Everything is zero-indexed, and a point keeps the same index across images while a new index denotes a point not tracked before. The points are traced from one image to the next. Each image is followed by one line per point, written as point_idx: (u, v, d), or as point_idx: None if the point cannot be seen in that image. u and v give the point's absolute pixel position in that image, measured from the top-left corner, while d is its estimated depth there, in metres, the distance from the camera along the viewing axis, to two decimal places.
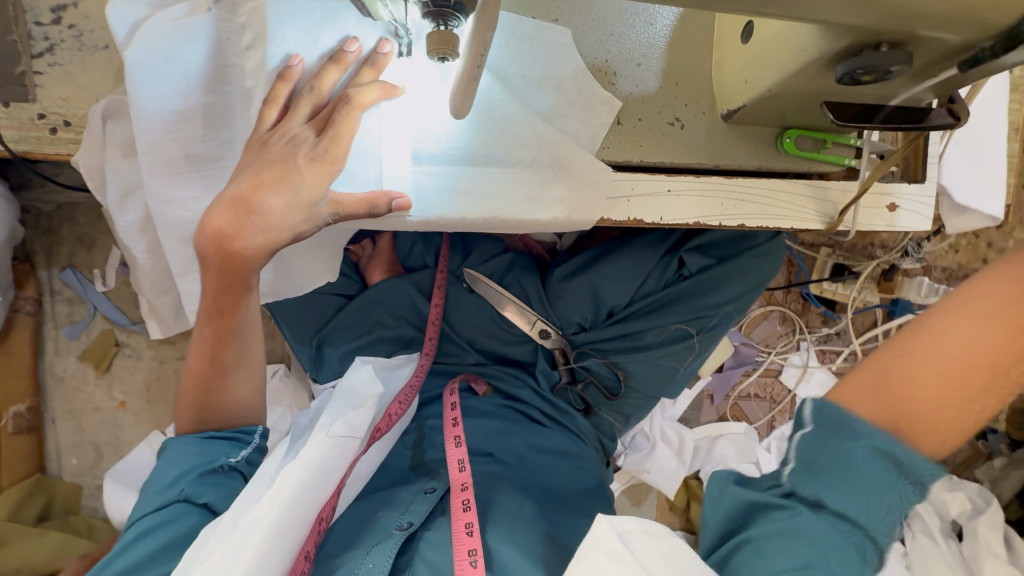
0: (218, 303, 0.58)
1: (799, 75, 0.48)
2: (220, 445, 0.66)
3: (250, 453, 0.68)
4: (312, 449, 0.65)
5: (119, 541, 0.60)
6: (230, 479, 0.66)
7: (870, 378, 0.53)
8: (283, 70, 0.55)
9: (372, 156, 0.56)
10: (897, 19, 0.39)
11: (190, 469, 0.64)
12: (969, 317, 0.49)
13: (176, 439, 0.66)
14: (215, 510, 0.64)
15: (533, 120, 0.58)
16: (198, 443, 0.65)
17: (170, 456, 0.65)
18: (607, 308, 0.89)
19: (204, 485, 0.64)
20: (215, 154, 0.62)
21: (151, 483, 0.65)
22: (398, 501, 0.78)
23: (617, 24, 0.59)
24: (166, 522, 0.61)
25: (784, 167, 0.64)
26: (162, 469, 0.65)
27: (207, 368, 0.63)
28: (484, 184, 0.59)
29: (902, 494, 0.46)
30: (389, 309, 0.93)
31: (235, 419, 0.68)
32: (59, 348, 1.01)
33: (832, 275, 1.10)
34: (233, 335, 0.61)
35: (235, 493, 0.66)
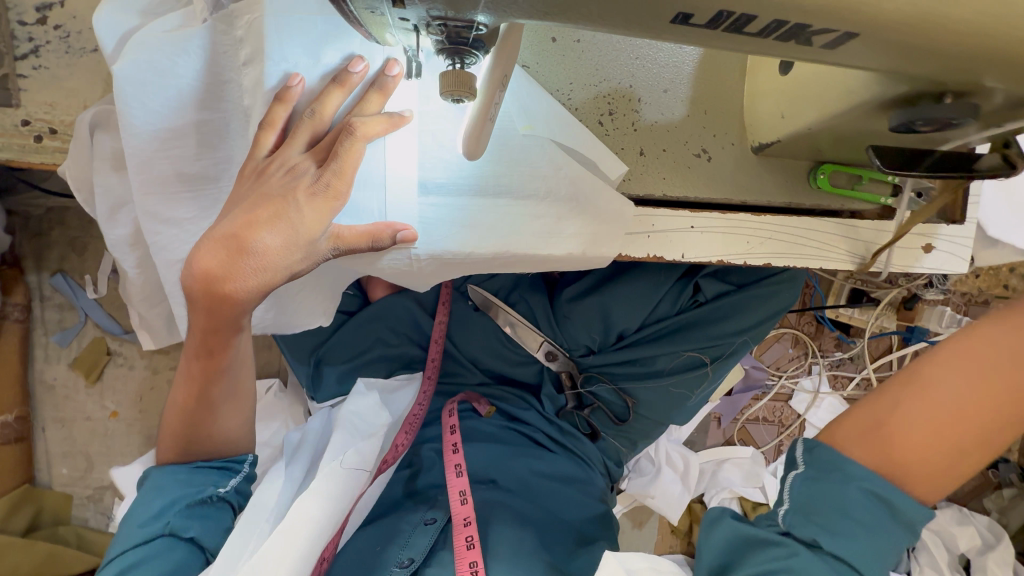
0: (214, 341, 0.55)
1: (846, 116, 0.45)
2: (209, 474, 0.63)
3: (239, 481, 0.66)
4: (325, 484, 0.70)
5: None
6: (218, 509, 0.63)
7: (856, 417, 0.43)
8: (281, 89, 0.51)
9: (374, 185, 0.52)
10: (967, 78, 0.34)
11: (175, 500, 0.60)
12: (976, 374, 0.41)
13: (160, 468, 0.63)
14: (201, 544, 0.61)
15: (552, 151, 0.53)
16: (187, 471, 0.62)
17: (153, 484, 0.61)
18: (616, 331, 0.85)
19: (189, 517, 0.60)
20: (213, 173, 0.58)
21: (130, 515, 0.61)
22: (398, 533, 0.75)
23: (643, 46, 0.54)
24: (149, 558, 0.57)
25: (815, 205, 0.60)
26: (144, 499, 0.61)
27: (198, 407, 0.60)
28: (495, 216, 0.55)
29: (895, 540, 0.39)
30: (391, 327, 0.90)
31: (226, 449, 0.66)
32: (49, 355, 0.98)
33: (850, 301, 1.05)
34: (229, 370, 0.59)
35: (224, 526, 0.64)
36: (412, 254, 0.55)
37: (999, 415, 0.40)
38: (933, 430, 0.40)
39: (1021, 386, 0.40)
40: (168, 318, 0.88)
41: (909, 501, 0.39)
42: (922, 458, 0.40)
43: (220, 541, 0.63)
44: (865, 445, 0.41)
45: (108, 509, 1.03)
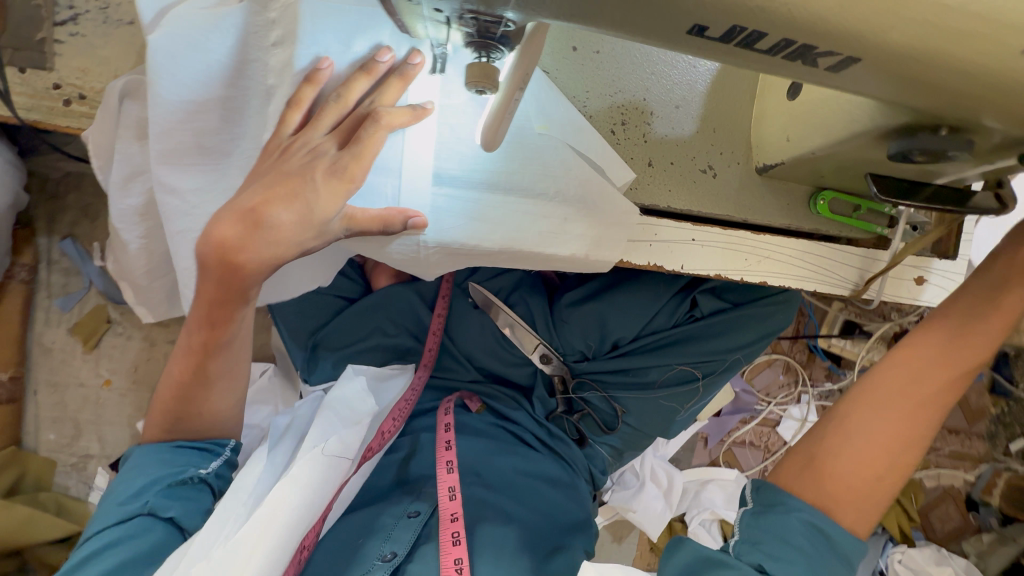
0: (220, 311, 0.56)
1: (848, 142, 0.46)
2: (190, 455, 0.64)
3: (219, 465, 0.67)
4: (306, 470, 0.71)
5: (77, 555, 0.57)
6: (198, 490, 0.65)
7: (796, 458, 0.50)
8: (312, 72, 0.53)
9: (392, 172, 0.54)
10: (966, 112, 0.36)
11: (157, 479, 0.62)
12: (878, 403, 0.49)
13: (142, 449, 0.64)
14: (180, 525, 0.62)
15: (565, 153, 0.55)
16: (168, 451, 0.64)
17: (135, 465, 0.63)
18: (612, 339, 0.86)
19: (169, 497, 0.62)
20: (228, 149, 0.60)
21: (110, 494, 0.62)
22: (380, 526, 0.75)
23: (658, 63, 0.57)
24: (127, 535, 0.58)
25: (813, 229, 0.62)
26: (125, 479, 0.62)
27: (193, 379, 0.61)
28: (504, 212, 0.56)
29: (832, 566, 0.45)
30: (391, 316, 0.91)
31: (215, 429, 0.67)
32: (49, 318, 0.99)
33: (842, 332, 1.08)
34: (224, 340, 0.59)
35: (202, 507, 0.65)
36: (421, 241, 0.56)
37: (904, 435, 0.48)
38: (855, 458, 0.47)
39: (914, 399, 0.48)
40: (171, 291, 0.90)
41: (845, 532, 0.45)
42: (853, 482, 0.47)
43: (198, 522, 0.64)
44: (804, 481, 0.48)
45: (91, 479, 1.02)
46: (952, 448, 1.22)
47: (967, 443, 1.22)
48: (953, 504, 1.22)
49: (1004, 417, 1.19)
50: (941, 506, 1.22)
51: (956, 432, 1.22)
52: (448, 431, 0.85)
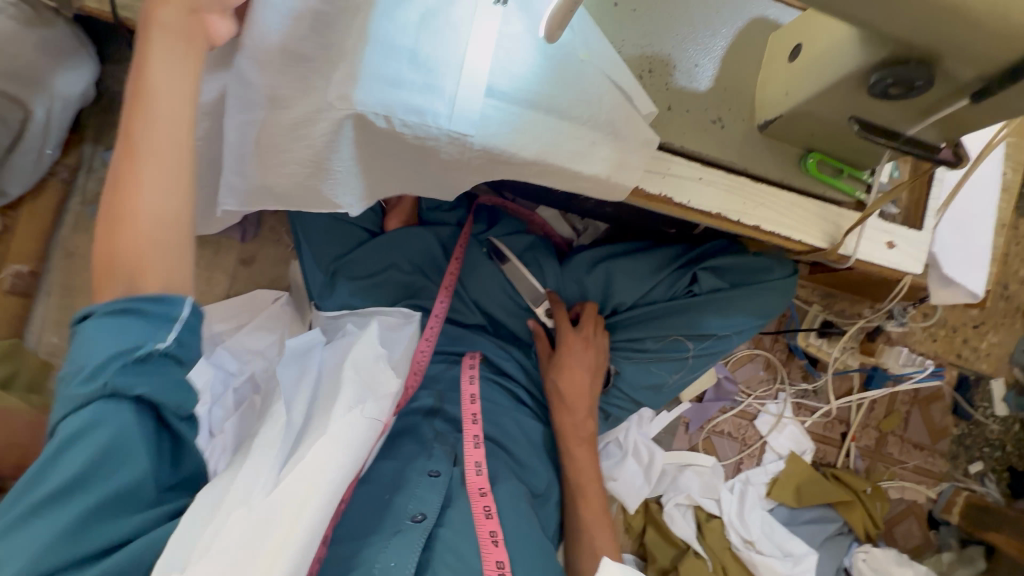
0: (167, 180, 0.60)
1: (835, 92, 0.57)
2: (139, 328, 0.55)
3: (178, 332, 0.58)
4: (340, 430, 0.71)
5: (47, 450, 0.54)
6: (163, 364, 0.57)
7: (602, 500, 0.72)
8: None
9: (450, 75, 0.62)
10: (929, 40, 0.46)
11: (108, 359, 0.54)
12: None
13: (100, 311, 0.56)
14: (104, 454, 0.54)
15: (600, 83, 0.64)
16: (117, 323, 0.55)
17: (88, 337, 0.55)
18: (612, 304, 0.97)
19: (132, 374, 0.55)
20: (305, 51, 0.66)
21: (67, 377, 0.56)
22: (404, 482, 0.78)
23: (683, 28, 0.68)
24: (95, 421, 0.54)
25: (804, 186, 0.70)
26: (80, 350, 0.55)
27: (102, 228, 0.59)
28: (542, 127, 0.65)
29: None
30: (406, 255, 0.97)
31: (153, 228, 0.59)
32: (77, 223, 1.03)
33: (821, 328, 1.16)
34: (167, 208, 0.60)
35: (173, 379, 0.57)
36: (466, 142, 0.64)
37: None
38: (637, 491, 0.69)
39: None
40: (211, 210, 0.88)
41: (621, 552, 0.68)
42: None
43: (171, 404, 0.57)
44: None
45: None
46: (917, 463, 1.26)
47: (931, 460, 1.27)
48: (915, 520, 1.26)
49: (964, 439, 1.27)
50: (903, 522, 1.25)
51: (920, 448, 1.26)
52: (472, 405, 0.89)
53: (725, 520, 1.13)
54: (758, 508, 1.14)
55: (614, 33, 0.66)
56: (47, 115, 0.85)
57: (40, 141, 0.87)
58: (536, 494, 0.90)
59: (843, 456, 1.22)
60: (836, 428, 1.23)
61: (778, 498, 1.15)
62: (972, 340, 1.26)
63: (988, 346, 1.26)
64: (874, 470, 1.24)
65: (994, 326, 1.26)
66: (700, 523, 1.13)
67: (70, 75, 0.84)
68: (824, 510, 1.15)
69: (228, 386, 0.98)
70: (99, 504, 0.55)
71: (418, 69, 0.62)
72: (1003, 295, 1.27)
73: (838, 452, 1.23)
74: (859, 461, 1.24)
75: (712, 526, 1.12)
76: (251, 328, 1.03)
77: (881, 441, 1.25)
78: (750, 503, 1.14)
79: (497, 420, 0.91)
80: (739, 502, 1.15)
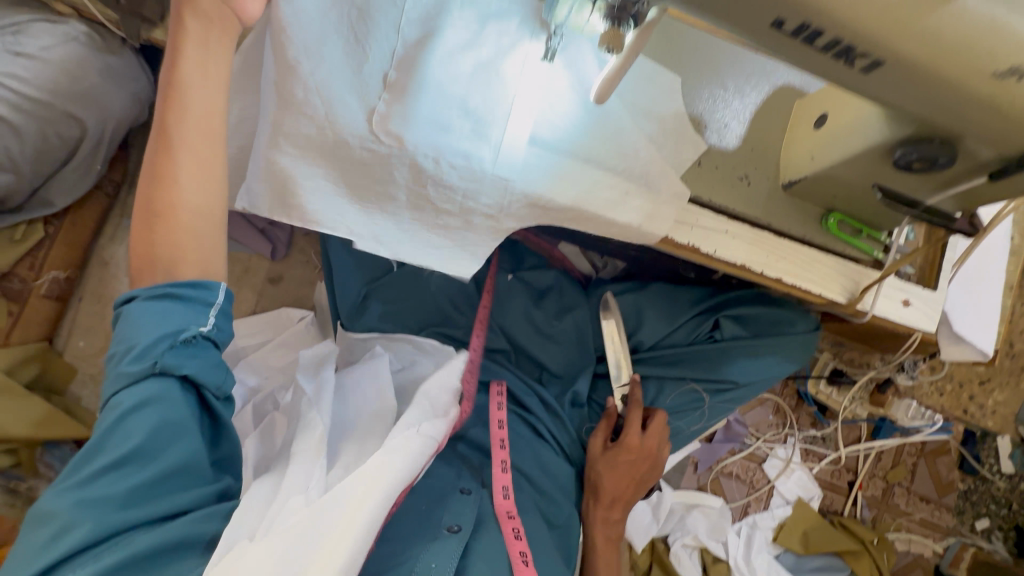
0: (208, 174, 0.65)
1: (859, 159, 0.61)
2: (185, 315, 0.62)
3: (217, 318, 0.65)
4: (404, 443, 0.73)
5: (101, 426, 0.59)
6: (203, 348, 0.64)
7: None
8: (443, 26, 0.65)
9: (497, 123, 0.67)
10: (951, 125, 0.49)
11: (157, 340, 0.61)
12: None
13: (146, 295, 0.62)
14: (157, 429, 0.59)
15: (638, 138, 0.68)
16: (163, 311, 0.61)
17: (134, 321, 0.61)
18: (635, 342, 1.00)
19: (178, 356, 0.61)
20: (360, 76, 0.66)
21: (116, 358, 0.62)
22: (439, 497, 0.82)
23: (716, 90, 0.72)
24: (149, 398, 0.59)
25: (824, 244, 0.74)
26: (127, 335, 0.61)
27: (143, 218, 0.63)
28: (579, 175, 0.69)
29: None
30: (437, 282, 1.00)
31: (191, 216, 0.65)
32: (114, 234, 1.06)
33: (830, 376, 1.18)
34: (202, 200, 0.65)
35: (213, 362, 0.64)
36: (508, 185, 0.68)
37: None
38: None
39: None
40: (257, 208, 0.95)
41: None
42: None
43: (212, 384, 0.64)
44: None
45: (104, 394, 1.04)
46: (923, 516, 1.26)
47: (938, 514, 1.26)
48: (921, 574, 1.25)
49: (971, 494, 1.27)
50: None
51: (927, 501, 1.26)
52: (500, 429, 0.94)
53: (732, 565, 1.12)
54: (765, 553, 1.14)
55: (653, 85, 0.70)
56: (101, 133, 0.89)
57: (90, 157, 0.91)
58: (554, 524, 0.91)
59: (850, 505, 1.23)
60: (843, 476, 1.24)
61: (784, 544, 1.15)
62: (978, 397, 1.29)
63: (993, 403, 1.29)
64: (880, 520, 1.24)
65: (1000, 384, 1.29)
66: (706, 565, 1.13)
67: (126, 97, 0.88)
68: (828, 559, 1.14)
69: (247, 402, 0.99)
70: (153, 476, 0.59)
71: (467, 118, 0.66)
72: (1009, 353, 1.30)
73: (845, 500, 1.23)
74: (866, 511, 1.24)
75: (719, 569, 1.11)
76: (276, 345, 1.06)
77: (888, 491, 1.25)
78: (758, 547, 1.14)
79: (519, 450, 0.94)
80: (746, 546, 1.14)
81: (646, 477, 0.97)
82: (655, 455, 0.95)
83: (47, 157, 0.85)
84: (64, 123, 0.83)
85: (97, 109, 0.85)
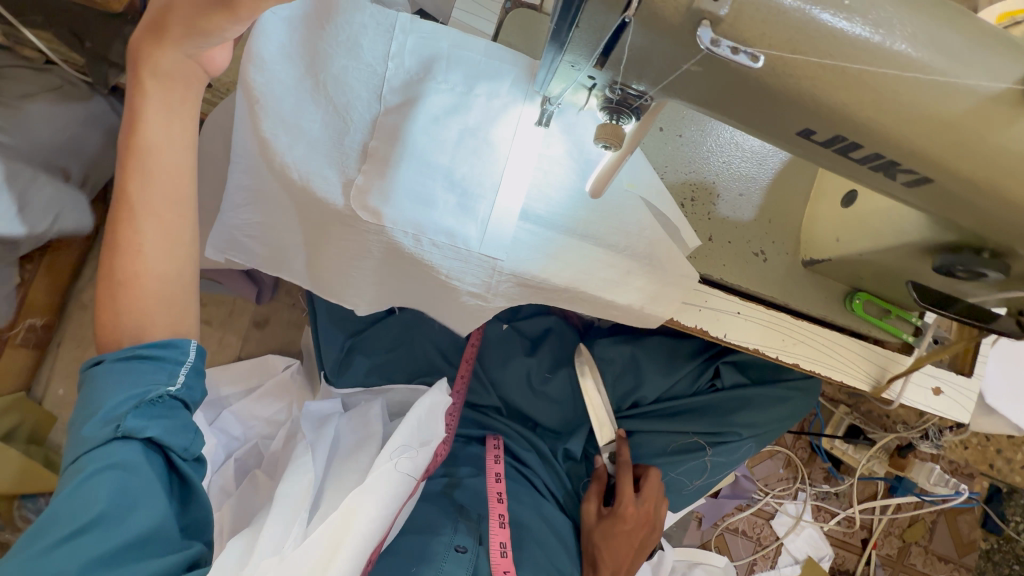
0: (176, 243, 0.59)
1: (894, 252, 0.53)
2: (153, 372, 0.54)
3: (187, 374, 0.57)
4: (378, 480, 0.70)
5: (53, 499, 0.50)
6: (172, 408, 0.55)
7: None
8: (426, 89, 0.58)
9: (486, 196, 0.60)
10: (1007, 240, 0.42)
11: (120, 402, 0.52)
12: None
13: (111, 357, 0.54)
14: (117, 498, 0.49)
15: (641, 213, 0.61)
16: (126, 370, 0.53)
17: (97, 383, 0.53)
18: (632, 398, 0.93)
19: (144, 416, 0.53)
20: (335, 144, 0.59)
21: (75, 421, 0.53)
22: (429, 556, 0.77)
23: (730, 156, 0.65)
24: (106, 466, 0.50)
25: (847, 324, 0.67)
26: (88, 399, 0.53)
27: (105, 288, 0.57)
28: (574, 255, 0.62)
29: None
30: (426, 333, 0.93)
31: (158, 285, 0.58)
32: (95, 277, 1.02)
33: (845, 435, 1.11)
34: (170, 266, 0.59)
35: (183, 424, 0.56)
36: (495, 265, 0.61)
37: None
38: None
39: None
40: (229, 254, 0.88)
41: None
42: None
43: (180, 446, 0.55)
44: None
45: None
46: None
47: None
48: None
49: (993, 553, 1.19)
50: None
51: (946, 561, 1.19)
52: (498, 482, 0.87)
53: None
54: None
55: (661, 151, 0.63)
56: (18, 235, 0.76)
57: None
58: None
59: (863, 564, 1.16)
60: (856, 534, 1.18)
61: None
62: None
63: None
64: None
65: None
66: None
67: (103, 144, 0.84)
68: None
69: (231, 454, 0.95)
70: (111, 550, 0.48)
71: (453, 190, 0.60)
72: None
73: (858, 559, 1.17)
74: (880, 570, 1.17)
75: None
76: (259, 395, 1.01)
77: (904, 550, 1.19)
78: None
79: (520, 504, 0.87)
80: None
81: (644, 542, 0.89)
82: (651, 518, 0.88)
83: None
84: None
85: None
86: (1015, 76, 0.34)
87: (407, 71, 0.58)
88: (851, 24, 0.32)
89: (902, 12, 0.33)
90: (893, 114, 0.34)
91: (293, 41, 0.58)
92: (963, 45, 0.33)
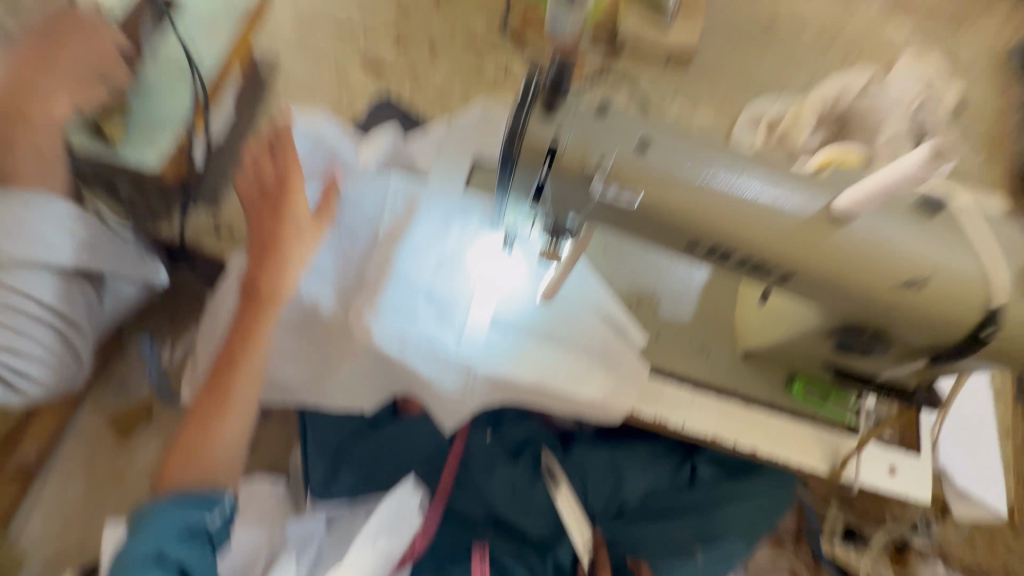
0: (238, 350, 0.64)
1: (806, 337, 0.62)
2: (194, 510, 0.60)
3: (222, 514, 0.62)
4: (357, 558, 0.80)
5: None
6: (204, 547, 0.60)
7: None
8: (410, 227, 0.73)
9: (460, 308, 0.71)
10: (873, 317, 0.51)
11: (162, 537, 0.57)
12: None
13: (165, 498, 0.60)
14: None
15: (592, 317, 0.72)
16: (173, 509, 0.59)
17: (147, 521, 0.58)
18: (617, 502, 0.93)
19: (181, 550, 0.58)
20: (339, 271, 0.72)
21: (118, 557, 0.58)
22: None
23: (668, 268, 0.77)
24: None
25: (794, 408, 0.73)
26: (134, 535, 0.58)
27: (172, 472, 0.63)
28: (539, 356, 0.71)
29: None
30: (411, 446, 0.96)
31: (220, 466, 0.64)
32: (94, 405, 1.06)
33: (844, 535, 1.07)
34: (230, 456, 0.65)
35: (208, 563, 0.60)
36: (470, 368, 0.69)
37: None
38: None
39: None
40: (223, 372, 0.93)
41: None
42: None
43: None
44: None
45: None
46: None
47: None
48: None
49: None
50: None
51: None
52: None
53: None
54: None
55: (607, 264, 0.76)
56: (96, 277, 0.79)
57: None
58: None
59: None
60: None
61: None
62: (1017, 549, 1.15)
63: None
64: None
65: None
66: None
67: None
68: None
69: None
70: None
71: (432, 305, 0.70)
72: None
73: None
74: None
75: None
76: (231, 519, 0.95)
77: None
78: None
79: None
80: None
81: None
82: None
83: (66, 334, 0.74)
84: (39, 277, 0.69)
85: (87, 245, 0.73)
86: (826, 203, 0.46)
87: (396, 214, 0.73)
88: (699, 173, 0.46)
89: (737, 164, 0.47)
90: (745, 231, 0.47)
91: (310, 198, 0.74)
92: (784, 182, 0.47)
